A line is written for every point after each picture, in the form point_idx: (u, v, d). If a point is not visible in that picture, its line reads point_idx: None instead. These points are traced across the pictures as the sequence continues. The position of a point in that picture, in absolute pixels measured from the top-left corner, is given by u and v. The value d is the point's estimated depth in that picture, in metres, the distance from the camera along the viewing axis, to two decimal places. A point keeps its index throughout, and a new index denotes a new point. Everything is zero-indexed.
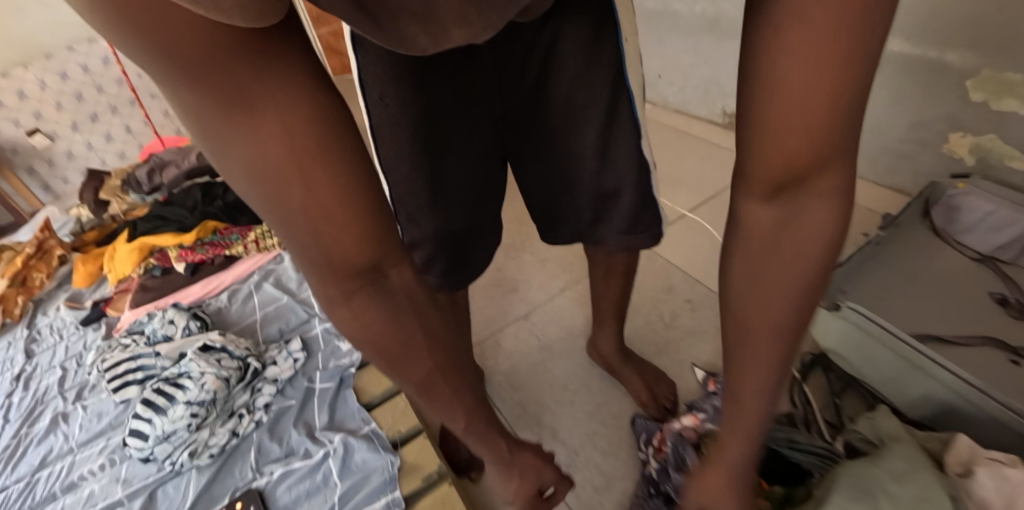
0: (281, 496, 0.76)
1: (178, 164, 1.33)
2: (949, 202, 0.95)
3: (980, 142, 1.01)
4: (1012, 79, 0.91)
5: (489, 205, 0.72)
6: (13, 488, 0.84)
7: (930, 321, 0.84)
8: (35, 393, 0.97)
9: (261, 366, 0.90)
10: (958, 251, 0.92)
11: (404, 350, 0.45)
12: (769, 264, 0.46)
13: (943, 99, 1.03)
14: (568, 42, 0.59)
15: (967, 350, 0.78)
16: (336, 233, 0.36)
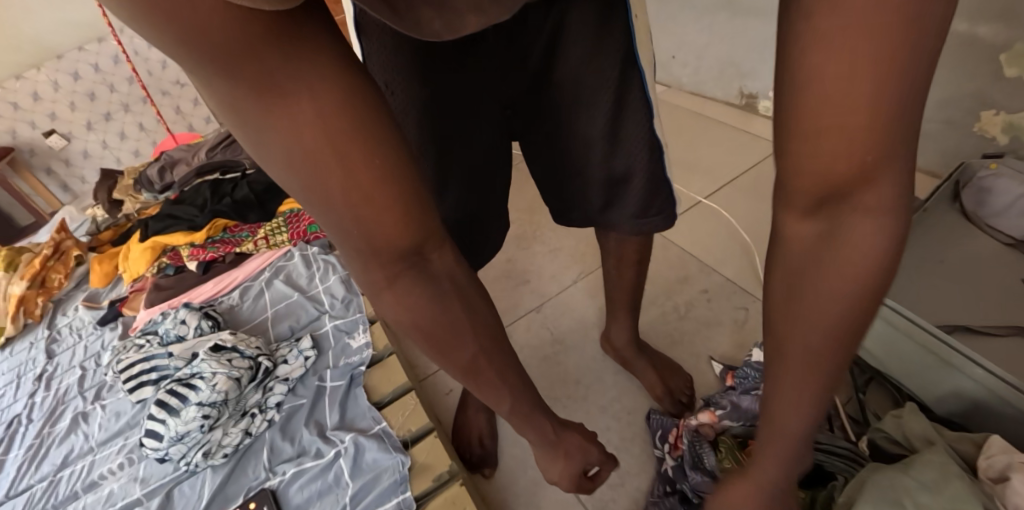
0: (294, 496, 0.76)
1: (189, 162, 1.33)
2: (979, 184, 0.90)
3: (1014, 120, 0.95)
4: None
5: (503, 193, 0.71)
6: (36, 487, 0.85)
7: (955, 311, 0.80)
8: (57, 393, 0.98)
9: (273, 365, 0.90)
10: (989, 237, 0.87)
11: (455, 334, 0.46)
12: (808, 291, 0.40)
13: (975, 74, 0.97)
14: (577, 23, 0.55)
15: (1000, 342, 0.75)
16: (375, 222, 0.37)
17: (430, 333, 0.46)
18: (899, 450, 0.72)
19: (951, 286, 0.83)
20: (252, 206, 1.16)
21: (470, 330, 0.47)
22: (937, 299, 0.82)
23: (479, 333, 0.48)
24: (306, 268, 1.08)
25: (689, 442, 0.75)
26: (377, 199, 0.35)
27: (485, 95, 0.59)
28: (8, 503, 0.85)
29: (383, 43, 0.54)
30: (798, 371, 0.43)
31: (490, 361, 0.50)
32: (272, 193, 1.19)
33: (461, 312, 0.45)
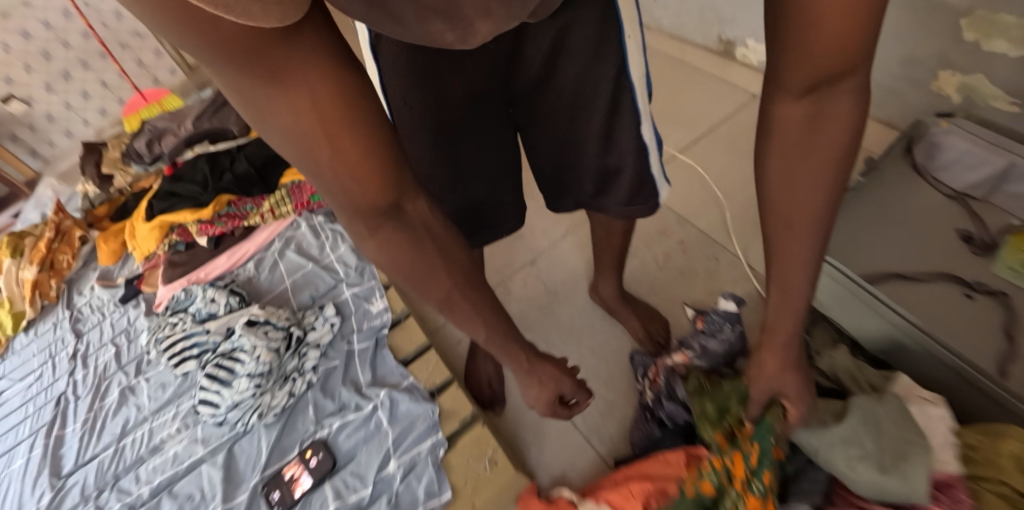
0: (343, 443, 0.87)
1: (175, 132, 1.32)
2: (930, 139, 1.04)
3: (967, 81, 1.05)
4: (1003, 20, 0.94)
5: (512, 179, 0.78)
6: (104, 454, 0.94)
7: (899, 257, 0.93)
8: (96, 369, 1.06)
9: (303, 332, 0.97)
10: (933, 188, 1.01)
11: (430, 274, 0.53)
12: (799, 159, 0.52)
13: (936, 36, 1.05)
14: (577, 36, 0.60)
15: (931, 285, 0.88)
16: (361, 186, 0.42)
17: (411, 270, 0.53)
18: (831, 383, 0.85)
19: (892, 231, 0.97)
20: (254, 181, 1.16)
21: (445, 271, 0.54)
22: (884, 245, 0.95)
23: (453, 273, 0.55)
24: (316, 239, 1.14)
25: (665, 378, 0.89)
26: (364, 169, 0.40)
27: (488, 93, 0.64)
28: (79, 470, 0.94)
29: (397, 62, 0.59)
30: (798, 228, 0.55)
31: (464, 297, 0.56)
32: (273, 165, 1.19)
33: (436, 256, 0.52)
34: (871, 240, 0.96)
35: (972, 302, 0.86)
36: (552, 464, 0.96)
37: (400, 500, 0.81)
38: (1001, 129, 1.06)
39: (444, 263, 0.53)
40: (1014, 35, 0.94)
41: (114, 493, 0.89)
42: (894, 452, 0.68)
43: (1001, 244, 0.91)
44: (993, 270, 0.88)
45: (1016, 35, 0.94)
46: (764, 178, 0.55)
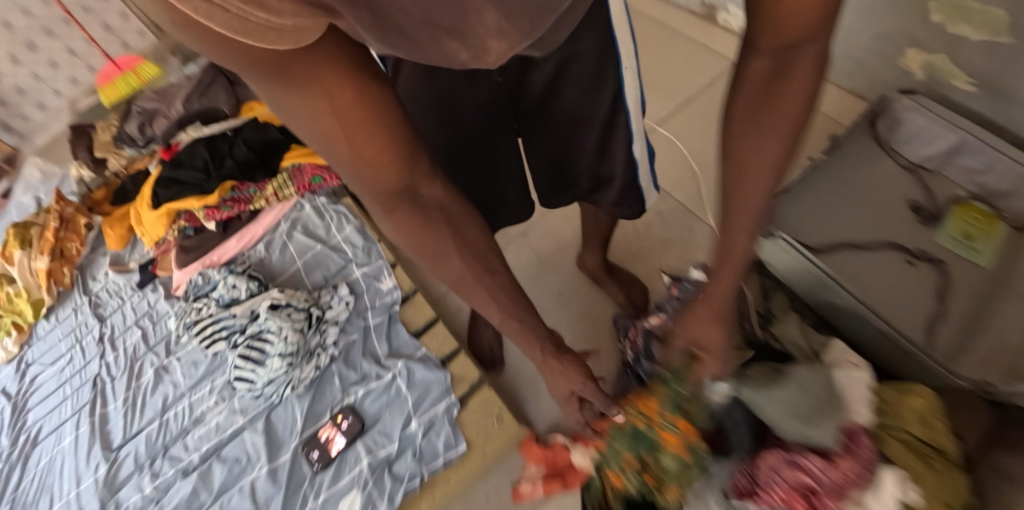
0: (368, 408, 0.99)
1: (166, 114, 1.35)
2: (892, 114, 1.17)
3: (930, 59, 1.16)
4: (969, 6, 1.02)
5: (517, 191, 0.86)
6: (149, 428, 1.05)
7: (853, 227, 1.06)
8: (126, 351, 1.15)
9: (322, 311, 1.06)
10: (892, 158, 1.14)
11: (438, 248, 0.54)
12: (761, 116, 0.55)
13: (906, 15, 1.13)
14: (578, 67, 0.67)
15: (878, 253, 1.02)
16: (377, 175, 0.43)
17: (420, 242, 0.54)
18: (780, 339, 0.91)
19: (850, 201, 1.09)
20: (256, 164, 1.21)
21: (454, 246, 0.55)
22: (842, 212, 1.08)
23: (462, 250, 0.56)
24: (320, 219, 1.21)
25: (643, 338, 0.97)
26: (387, 159, 0.42)
27: (500, 112, 0.71)
28: (129, 442, 1.04)
29: (415, 93, 0.66)
30: (750, 180, 0.59)
31: (474, 273, 0.58)
32: (273, 149, 1.23)
33: (446, 231, 0.54)
34: (834, 208, 1.09)
35: (914, 268, 1.00)
36: (547, 412, 1.01)
37: (424, 453, 0.95)
38: (958, 105, 1.17)
39: (453, 239, 0.55)
40: (976, 21, 1.03)
41: (167, 461, 1.01)
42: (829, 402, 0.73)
43: (945, 215, 1.05)
44: (937, 239, 1.03)
45: (978, 21, 1.02)
46: (730, 133, 0.59)
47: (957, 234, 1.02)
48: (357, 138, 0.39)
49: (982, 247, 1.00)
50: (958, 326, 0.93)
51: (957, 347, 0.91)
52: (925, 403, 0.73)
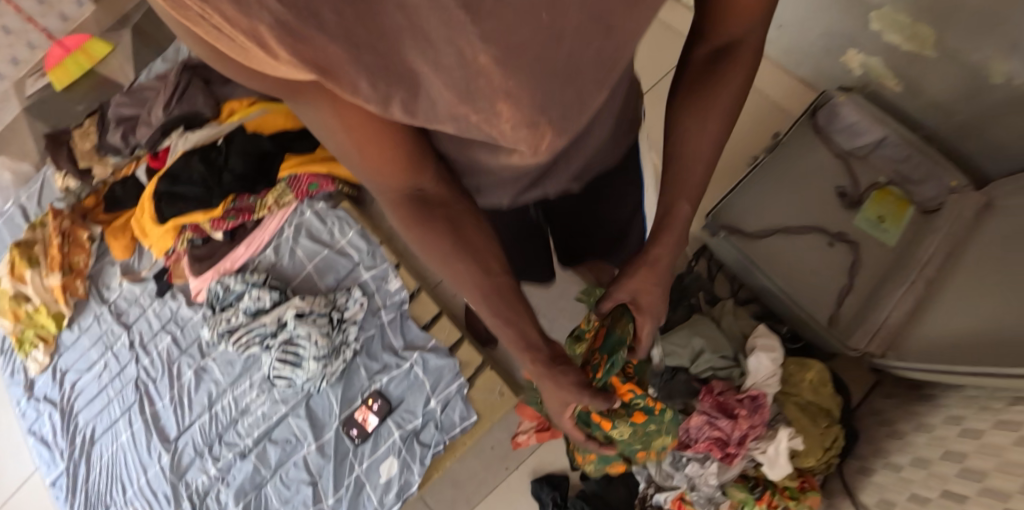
0: (393, 391, 1.20)
1: (148, 121, 1.38)
2: (830, 107, 1.35)
3: (867, 61, 1.31)
4: (903, 21, 1.17)
5: (542, 264, 0.95)
6: (201, 421, 1.23)
7: (785, 215, 1.32)
8: (160, 355, 1.29)
9: (341, 313, 1.23)
10: (827, 147, 1.37)
11: (436, 247, 0.53)
12: (700, 104, 0.60)
13: (850, 19, 1.26)
14: (607, 173, 0.71)
15: (805, 237, 1.29)
16: (383, 167, 0.44)
17: (422, 242, 0.54)
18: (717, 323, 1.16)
19: (785, 193, 1.34)
20: (255, 177, 1.29)
21: (455, 250, 0.54)
22: (778, 205, 1.33)
23: (465, 255, 0.55)
24: (322, 224, 1.34)
25: None
26: (387, 156, 0.43)
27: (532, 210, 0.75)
28: (185, 434, 1.22)
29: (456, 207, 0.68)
30: (688, 165, 0.62)
31: (470, 277, 0.57)
32: (269, 160, 1.31)
33: (447, 231, 0.53)
34: (772, 200, 1.34)
35: (832, 248, 1.28)
36: None
37: (444, 424, 1.17)
38: (886, 101, 1.35)
39: (456, 243, 0.54)
40: (906, 33, 1.19)
41: (223, 446, 1.20)
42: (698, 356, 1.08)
43: (866, 199, 1.30)
44: (856, 221, 1.30)
45: (908, 34, 1.19)
46: (677, 128, 0.62)
47: (872, 216, 1.29)
48: (366, 134, 0.39)
49: (890, 228, 1.27)
50: (860, 299, 1.23)
51: (857, 316, 1.22)
52: (815, 378, 1.04)
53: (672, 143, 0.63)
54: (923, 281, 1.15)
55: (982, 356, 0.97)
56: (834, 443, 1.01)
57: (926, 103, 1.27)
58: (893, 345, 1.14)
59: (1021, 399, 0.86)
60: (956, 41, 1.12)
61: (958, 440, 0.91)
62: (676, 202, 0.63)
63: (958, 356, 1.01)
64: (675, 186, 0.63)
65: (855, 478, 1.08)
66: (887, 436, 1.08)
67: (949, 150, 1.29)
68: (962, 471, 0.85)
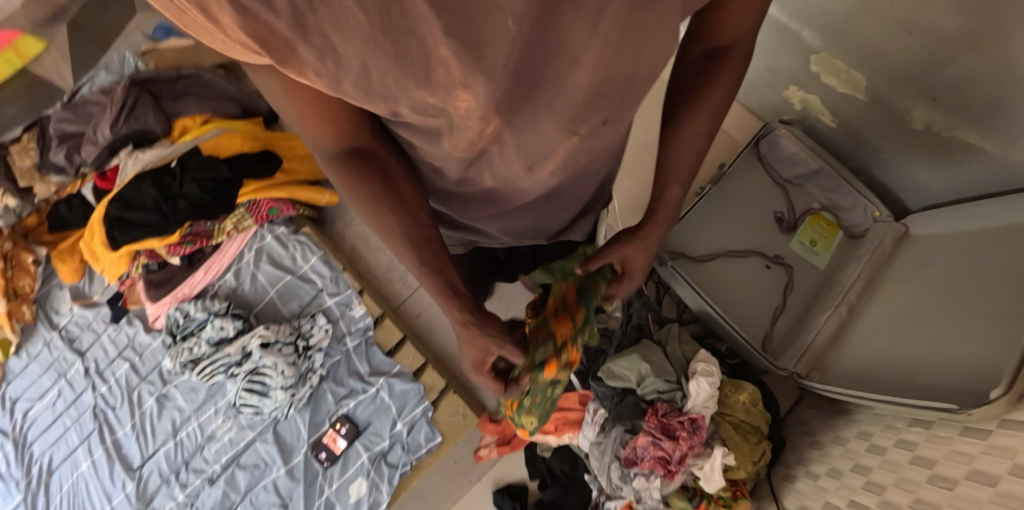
0: (361, 414, 1.25)
1: (93, 140, 1.34)
2: (773, 137, 1.44)
3: (806, 97, 1.40)
4: (838, 65, 1.26)
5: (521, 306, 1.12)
6: (166, 448, 1.23)
7: (728, 240, 1.42)
8: (118, 383, 1.29)
9: (306, 340, 1.26)
10: (767, 173, 1.45)
11: (368, 200, 0.54)
12: (696, 98, 0.64)
13: (791, 58, 1.34)
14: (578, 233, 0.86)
15: (744, 260, 1.41)
16: (325, 126, 0.44)
17: (355, 192, 0.54)
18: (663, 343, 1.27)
19: (731, 217, 1.44)
20: (213, 204, 1.28)
21: (388, 206, 0.56)
22: (720, 230, 1.43)
23: (397, 211, 0.57)
24: (283, 249, 1.36)
25: (590, 358, 1.32)
26: (338, 117, 0.43)
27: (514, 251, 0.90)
28: (149, 461, 1.23)
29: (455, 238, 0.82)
30: (684, 154, 0.67)
31: (397, 232, 0.58)
32: (225, 188, 1.29)
33: (381, 190, 0.54)
34: (717, 227, 1.43)
35: (770, 269, 1.39)
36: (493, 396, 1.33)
37: (410, 445, 1.23)
38: (821, 133, 1.45)
39: (385, 197, 0.55)
40: (842, 78, 1.27)
41: (190, 472, 1.22)
42: (651, 376, 1.18)
43: (800, 225, 1.41)
44: (790, 245, 1.41)
45: (843, 78, 1.27)
46: (677, 119, 0.66)
47: (805, 240, 1.41)
48: (311, 98, 0.39)
49: (820, 251, 1.39)
50: (791, 317, 1.36)
51: (787, 335, 1.34)
52: (747, 398, 1.17)
53: (672, 135, 0.67)
54: (845, 306, 1.28)
55: (894, 374, 1.10)
56: (763, 457, 1.15)
57: (855, 139, 1.38)
58: (817, 365, 1.27)
59: (918, 420, 1.01)
60: (884, 88, 1.21)
61: (866, 455, 1.04)
62: (671, 194, 0.70)
63: (870, 381, 1.15)
64: (671, 175, 0.69)
65: (780, 483, 1.21)
66: (809, 445, 1.21)
67: (875, 181, 1.42)
68: (868, 483, 0.97)
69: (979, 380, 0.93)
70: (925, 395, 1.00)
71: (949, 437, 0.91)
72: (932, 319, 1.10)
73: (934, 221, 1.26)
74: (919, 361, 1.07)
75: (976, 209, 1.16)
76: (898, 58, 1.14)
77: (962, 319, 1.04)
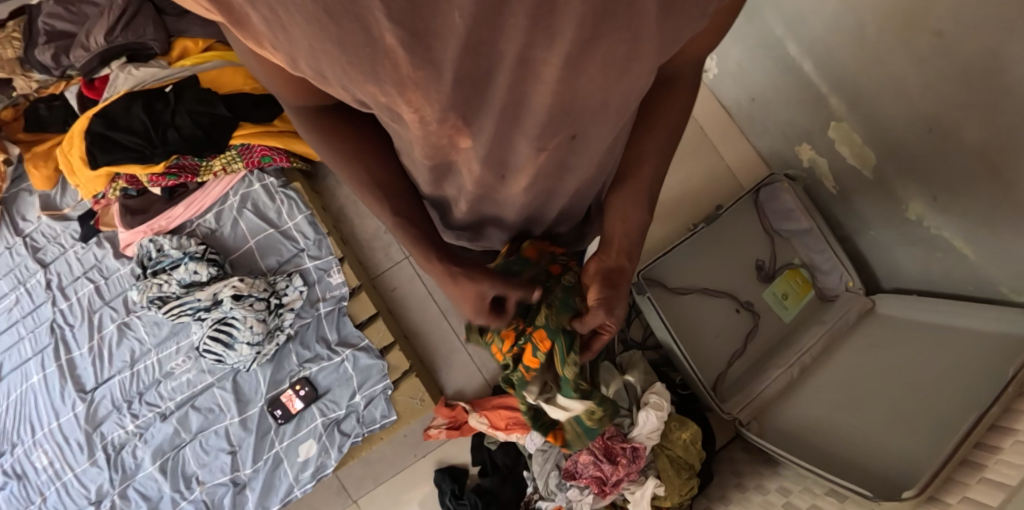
0: (322, 380, 1.27)
1: (84, 45, 1.26)
2: (773, 186, 1.46)
3: (814, 157, 1.44)
4: (856, 140, 1.28)
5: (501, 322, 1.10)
6: (121, 376, 1.25)
7: (707, 278, 1.47)
8: (80, 301, 1.29)
9: (279, 298, 1.26)
10: (759, 221, 1.50)
11: (344, 151, 0.52)
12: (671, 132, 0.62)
13: (812, 120, 1.37)
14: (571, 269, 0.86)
15: (717, 300, 1.46)
16: (284, 79, 0.41)
17: (337, 149, 0.52)
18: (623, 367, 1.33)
19: (716, 257, 1.48)
20: (204, 141, 1.24)
21: (365, 156, 0.53)
22: (700, 266, 1.48)
23: (373, 165, 0.54)
24: (270, 200, 1.33)
25: None
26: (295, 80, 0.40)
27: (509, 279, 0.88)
28: (103, 386, 1.25)
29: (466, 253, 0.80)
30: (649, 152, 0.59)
31: (373, 185, 0.55)
32: (220, 126, 1.25)
33: (354, 137, 0.52)
34: (699, 264, 1.48)
35: (738, 313, 1.45)
36: (453, 380, 1.40)
37: (365, 418, 1.26)
38: (819, 195, 1.50)
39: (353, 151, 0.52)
40: (855, 150, 1.30)
41: (143, 405, 1.23)
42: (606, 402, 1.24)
43: (778, 276, 1.47)
44: (763, 294, 1.47)
45: (856, 151, 1.30)
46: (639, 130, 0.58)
47: (778, 292, 1.47)
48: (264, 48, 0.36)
49: (789, 306, 1.46)
50: (746, 363, 1.42)
51: (738, 380, 1.41)
52: (689, 437, 1.23)
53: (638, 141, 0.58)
54: (798, 367, 1.36)
55: (826, 440, 1.20)
56: (689, 494, 1.22)
57: (850, 210, 1.42)
58: (761, 415, 1.35)
59: (834, 492, 1.09)
60: (888, 170, 1.25)
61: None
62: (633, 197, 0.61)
63: (800, 442, 1.24)
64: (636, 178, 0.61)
65: None
66: (733, 487, 1.31)
67: (858, 254, 1.47)
68: None
69: (902, 470, 1.03)
70: (848, 473, 1.10)
71: None
72: (875, 399, 1.18)
73: (900, 304, 1.32)
74: (850, 438, 1.16)
75: (940, 304, 1.22)
76: (909, 147, 1.17)
77: (900, 406, 1.12)
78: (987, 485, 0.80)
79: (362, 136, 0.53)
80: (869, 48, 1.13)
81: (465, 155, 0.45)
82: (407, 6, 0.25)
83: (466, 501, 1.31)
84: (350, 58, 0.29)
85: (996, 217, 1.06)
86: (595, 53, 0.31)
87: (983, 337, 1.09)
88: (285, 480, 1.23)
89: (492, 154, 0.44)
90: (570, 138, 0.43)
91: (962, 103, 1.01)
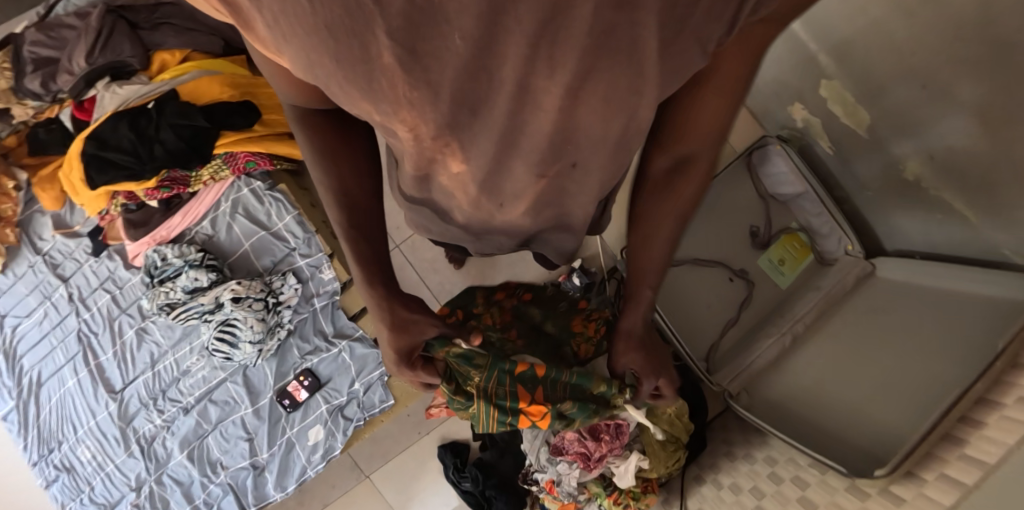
0: (322, 370, 1.35)
1: (70, 70, 1.40)
2: (765, 149, 1.44)
3: (808, 118, 1.37)
4: (848, 99, 1.21)
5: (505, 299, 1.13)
6: (144, 377, 1.39)
7: (701, 245, 1.45)
8: (100, 312, 1.44)
9: (276, 297, 1.34)
10: (754, 185, 1.46)
11: (326, 148, 0.62)
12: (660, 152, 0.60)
13: (803, 78, 1.30)
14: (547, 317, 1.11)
15: (709, 270, 1.44)
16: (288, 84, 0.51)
17: (327, 143, 0.62)
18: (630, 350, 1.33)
19: (708, 225, 1.46)
20: (188, 153, 1.33)
21: (343, 156, 0.64)
22: (691, 236, 1.46)
23: (345, 166, 0.65)
24: (259, 203, 1.42)
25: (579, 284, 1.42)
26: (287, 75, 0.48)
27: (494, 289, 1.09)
28: (130, 387, 1.39)
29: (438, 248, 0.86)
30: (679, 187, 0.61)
31: (345, 178, 0.66)
32: (201, 137, 1.33)
33: (332, 140, 0.62)
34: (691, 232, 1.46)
35: (731, 282, 1.43)
36: None
37: (365, 404, 1.34)
38: (815, 156, 1.44)
39: (331, 154, 0.63)
40: (847, 109, 1.23)
41: (167, 401, 1.37)
42: None
43: (773, 243, 1.43)
44: (759, 260, 1.44)
45: (849, 111, 1.23)
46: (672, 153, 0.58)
47: (774, 258, 1.43)
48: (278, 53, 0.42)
49: (786, 271, 1.43)
50: (740, 332, 1.41)
51: (730, 351, 1.41)
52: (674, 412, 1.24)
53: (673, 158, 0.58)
54: (791, 337, 1.33)
55: (815, 414, 1.19)
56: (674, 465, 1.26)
57: (847, 171, 1.36)
58: (750, 386, 1.34)
59: (816, 463, 1.08)
60: (883, 128, 1.17)
61: (766, 480, 1.13)
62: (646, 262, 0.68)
63: (789, 420, 1.23)
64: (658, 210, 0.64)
65: (689, 483, 1.36)
66: (724, 455, 1.33)
67: (857, 216, 1.42)
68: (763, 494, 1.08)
69: (897, 434, 0.99)
70: (835, 449, 1.09)
71: (837, 488, 0.97)
72: (873, 366, 1.13)
73: (899, 268, 1.25)
74: (844, 407, 1.14)
75: (934, 265, 1.16)
76: (899, 106, 1.10)
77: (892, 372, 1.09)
78: (960, 462, 0.72)
79: (343, 140, 0.63)
80: (857, 7, 1.06)
81: (456, 178, 0.48)
82: (406, 28, 0.30)
83: (467, 474, 1.41)
84: (349, 71, 0.34)
85: (987, 178, 0.99)
86: (595, 84, 0.34)
87: (973, 301, 1.04)
88: (298, 462, 1.33)
89: (484, 184, 0.48)
90: (569, 167, 0.45)
91: (950, 56, 0.94)
